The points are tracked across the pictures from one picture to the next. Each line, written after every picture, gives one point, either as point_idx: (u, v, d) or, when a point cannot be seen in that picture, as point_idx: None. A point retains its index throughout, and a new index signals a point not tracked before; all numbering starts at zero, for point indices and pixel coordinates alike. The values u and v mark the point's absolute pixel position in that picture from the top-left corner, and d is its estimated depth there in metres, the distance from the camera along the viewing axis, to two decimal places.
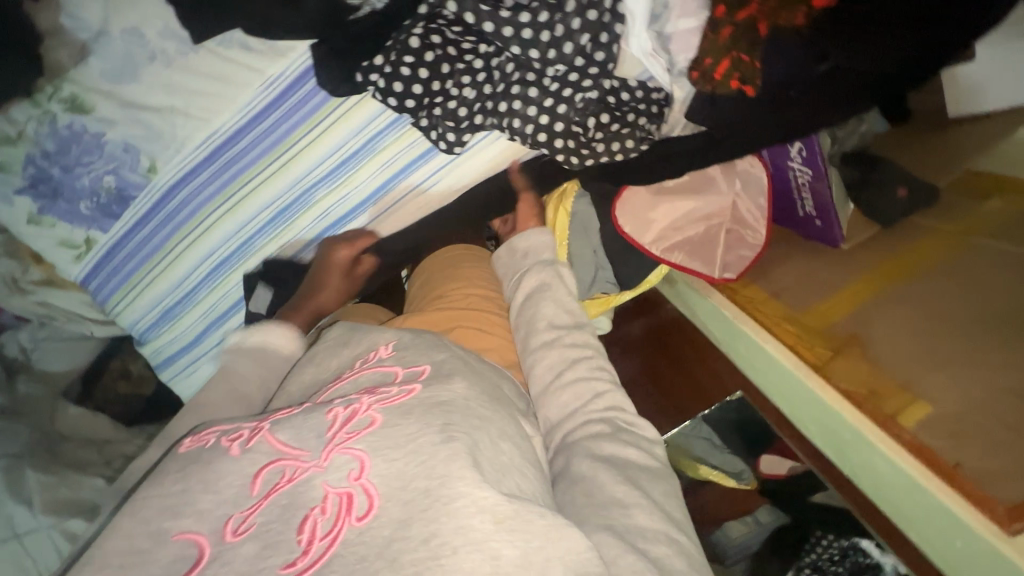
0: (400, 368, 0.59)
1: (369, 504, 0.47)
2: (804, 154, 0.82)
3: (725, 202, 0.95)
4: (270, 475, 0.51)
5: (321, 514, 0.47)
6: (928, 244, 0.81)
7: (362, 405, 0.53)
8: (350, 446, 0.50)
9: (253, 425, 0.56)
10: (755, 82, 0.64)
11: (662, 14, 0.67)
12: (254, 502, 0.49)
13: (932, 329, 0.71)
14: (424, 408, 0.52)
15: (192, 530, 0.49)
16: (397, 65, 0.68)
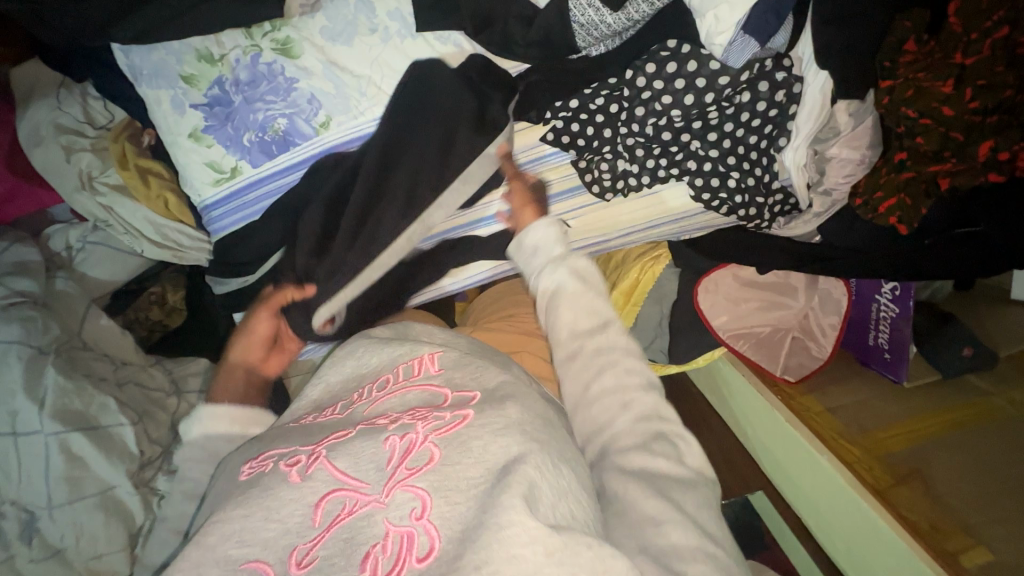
0: (450, 392, 0.56)
1: (429, 545, 0.43)
2: (896, 292, 0.90)
3: (797, 312, 1.02)
4: (332, 505, 0.47)
5: (381, 553, 0.43)
6: (981, 402, 0.89)
7: (419, 438, 0.50)
8: (412, 483, 0.47)
9: (310, 450, 0.52)
10: (912, 224, 0.70)
11: (828, 139, 0.74)
12: (316, 534, 0.45)
13: (987, 480, 0.77)
14: (482, 440, 0.49)
15: (258, 560, 0.45)
16: (579, 112, 0.76)
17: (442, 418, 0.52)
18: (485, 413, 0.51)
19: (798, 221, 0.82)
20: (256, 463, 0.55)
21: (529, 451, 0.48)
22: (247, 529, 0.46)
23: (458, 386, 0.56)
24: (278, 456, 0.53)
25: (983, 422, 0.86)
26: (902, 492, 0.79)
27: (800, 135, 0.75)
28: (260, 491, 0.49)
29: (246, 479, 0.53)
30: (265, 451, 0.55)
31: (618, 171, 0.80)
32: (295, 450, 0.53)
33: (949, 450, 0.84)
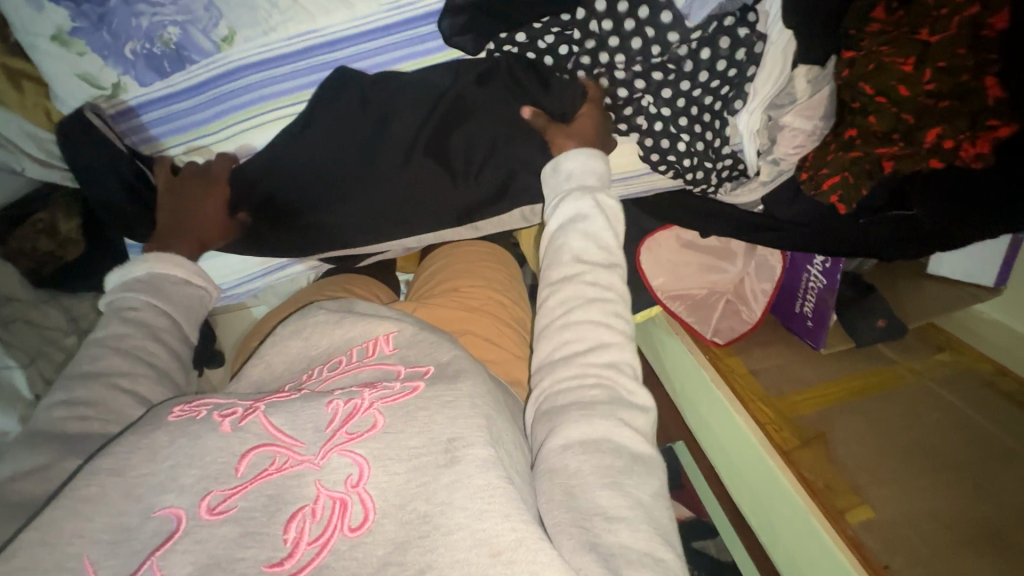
0: (404, 366, 0.53)
1: (363, 516, 0.43)
2: (826, 265, 0.92)
3: (731, 277, 1.05)
4: (258, 459, 0.46)
5: (309, 517, 0.43)
6: (880, 370, 0.96)
7: (364, 403, 0.48)
8: (351, 448, 0.46)
9: (248, 403, 0.50)
10: (852, 204, 0.71)
11: (785, 105, 0.71)
12: (236, 484, 0.44)
13: (878, 441, 0.84)
14: (432, 414, 0.48)
15: (174, 506, 0.43)
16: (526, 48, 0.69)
17: (389, 386, 0.51)
18: (441, 385, 0.51)
19: (744, 188, 0.80)
20: (186, 406, 0.51)
21: (461, 434, 0.46)
22: (172, 472, 0.45)
23: (410, 363, 0.54)
24: (212, 405, 0.50)
25: (878, 388, 0.93)
26: (808, 452, 0.84)
27: (756, 99, 0.71)
28: (187, 440, 0.46)
29: (173, 421, 0.49)
30: (196, 397, 0.53)
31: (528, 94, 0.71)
32: (230, 404, 0.50)
33: (855, 411, 0.90)
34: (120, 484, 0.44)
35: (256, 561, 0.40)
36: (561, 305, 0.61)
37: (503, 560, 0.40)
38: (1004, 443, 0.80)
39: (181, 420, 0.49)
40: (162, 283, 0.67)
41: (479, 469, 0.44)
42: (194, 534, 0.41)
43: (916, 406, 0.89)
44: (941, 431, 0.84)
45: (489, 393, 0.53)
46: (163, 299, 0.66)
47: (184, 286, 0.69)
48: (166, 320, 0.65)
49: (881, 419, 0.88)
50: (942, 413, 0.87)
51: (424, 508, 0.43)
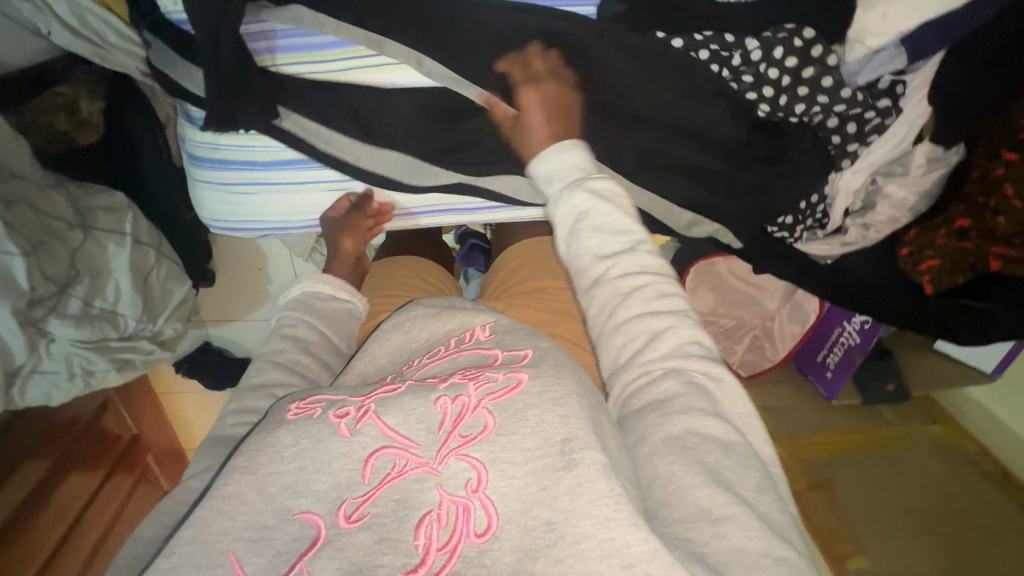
0: (501, 352, 0.52)
1: (486, 522, 0.40)
2: (863, 326, 0.97)
3: (764, 314, 1.07)
4: (381, 464, 0.44)
5: (436, 522, 0.40)
6: (880, 429, 1.02)
7: (471, 403, 0.45)
8: (467, 453, 0.43)
9: (359, 402, 0.48)
10: (941, 287, 0.72)
11: (892, 174, 0.73)
12: (366, 491, 0.43)
13: (873, 496, 0.91)
14: (543, 415, 0.44)
15: (309, 512, 0.43)
16: (686, 53, 0.64)
17: (493, 380, 0.47)
18: (545, 379, 0.47)
19: (825, 242, 0.80)
20: (301, 405, 0.50)
21: (575, 434, 0.42)
22: (303, 476, 0.44)
23: (508, 347, 0.53)
24: (327, 404, 0.49)
25: (877, 446, 1.00)
26: (813, 496, 0.90)
27: (865, 162, 0.72)
28: (313, 442, 0.45)
29: (293, 418, 0.49)
30: (313, 393, 0.51)
31: (660, 104, 0.68)
32: (344, 401, 0.49)
33: (857, 463, 0.97)
34: (251, 483, 0.44)
35: (393, 566, 0.38)
36: (622, 279, 0.53)
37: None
38: (982, 517, 0.89)
39: (300, 418, 0.48)
40: (313, 300, 0.72)
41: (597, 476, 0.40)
42: (336, 542, 0.40)
43: (908, 469, 0.96)
44: (928, 497, 0.92)
45: (574, 375, 0.49)
46: (314, 316, 0.70)
47: (331, 301, 0.73)
48: (315, 333, 0.68)
49: (880, 475, 0.95)
50: (933, 479, 0.95)
51: (548, 515, 0.39)
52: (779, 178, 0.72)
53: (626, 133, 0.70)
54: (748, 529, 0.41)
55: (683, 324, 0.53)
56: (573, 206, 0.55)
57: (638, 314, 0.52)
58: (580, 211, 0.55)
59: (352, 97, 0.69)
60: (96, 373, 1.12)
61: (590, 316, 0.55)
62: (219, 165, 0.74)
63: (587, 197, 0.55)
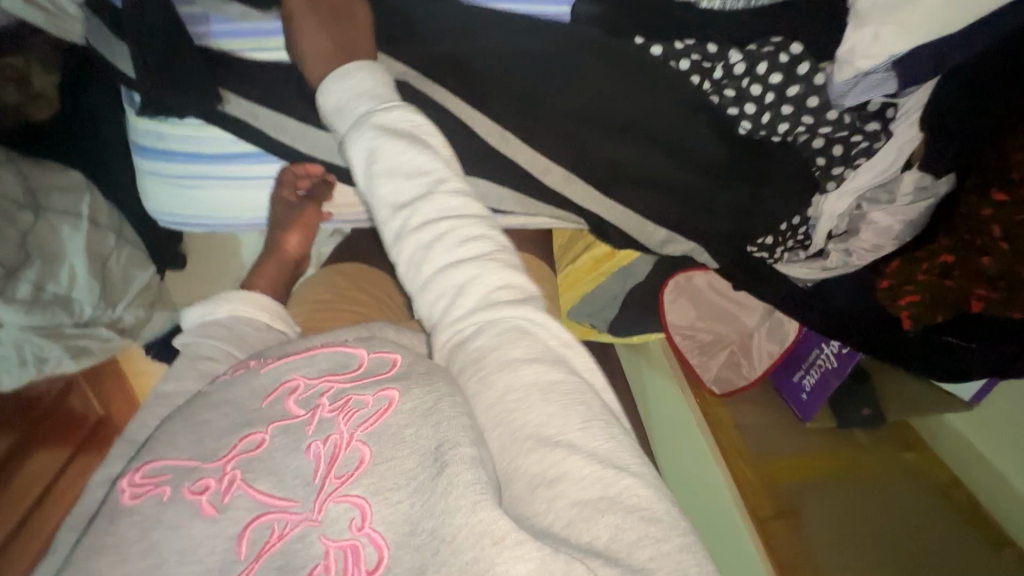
0: (367, 353, 0.51)
1: (378, 557, 0.39)
2: (841, 350, 0.94)
3: (744, 330, 1.04)
4: (258, 533, 0.43)
5: (324, 574, 0.39)
6: (852, 456, 1.00)
7: (345, 441, 0.45)
8: (349, 492, 0.42)
9: (219, 470, 0.46)
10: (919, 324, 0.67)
11: (877, 199, 0.69)
12: (243, 568, 0.41)
13: (840, 527, 0.89)
14: (415, 430, 0.43)
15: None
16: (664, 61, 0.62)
17: (364, 406, 0.46)
18: (417, 392, 0.46)
19: (805, 266, 0.76)
20: (138, 483, 0.47)
21: (448, 437, 0.42)
22: (177, 542, 0.43)
23: (376, 349, 0.51)
24: (176, 479, 0.46)
25: (848, 473, 0.98)
26: (778, 523, 0.87)
27: (851, 185, 0.68)
28: (167, 531, 0.44)
29: (134, 504, 0.46)
30: (147, 463, 0.48)
31: (640, 113, 0.64)
32: (199, 471, 0.46)
33: (824, 492, 0.94)
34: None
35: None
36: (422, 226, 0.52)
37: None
38: (948, 557, 0.87)
39: (148, 504, 0.46)
40: (245, 330, 0.64)
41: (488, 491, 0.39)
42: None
43: (878, 500, 0.94)
44: (895, 530, 0.90)
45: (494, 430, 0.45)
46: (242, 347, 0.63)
47: (263, 331, 0.66)
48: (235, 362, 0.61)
49: (847, 507, 0.93)
50: (902, 514, 0.93)
51: (431, 544, 0.38)
52: (764, 197, 0.69)
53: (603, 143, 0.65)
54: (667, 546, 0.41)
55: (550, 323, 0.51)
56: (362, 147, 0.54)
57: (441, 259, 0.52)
58: (424, 221, 0.52)
59: (304, 93, 0.63)
60: (49, 362, 1.07)
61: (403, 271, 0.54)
62: (170, 152, 0.70)
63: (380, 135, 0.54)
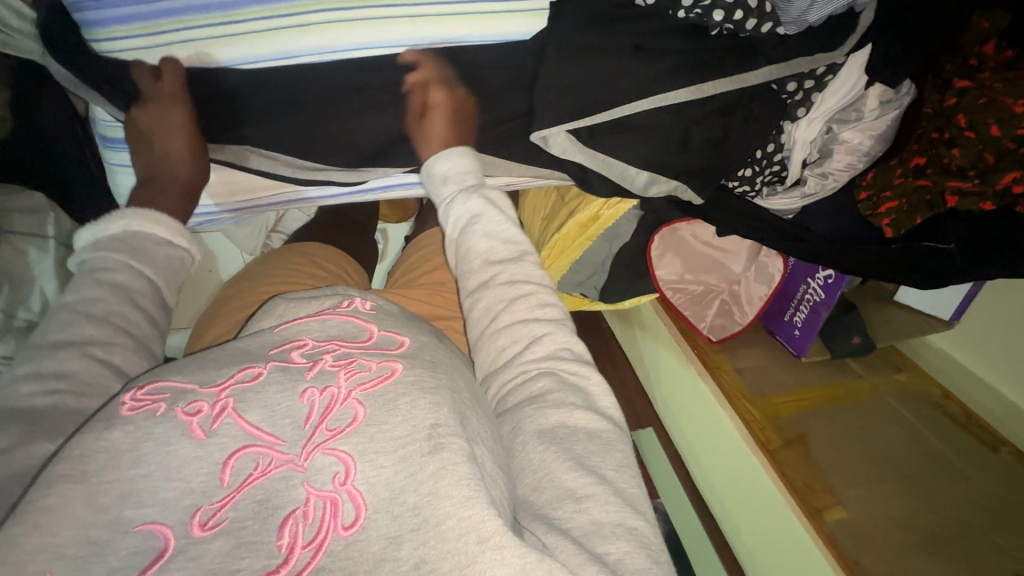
0: (377, 330, 0.54)
1: (354, 514, 0.43)
2: (827, 282, 0.97)
3: (731, 277, 1.07)
4: (243, 464, 0.44)
5: (301, 519, 0.42)
6: (848, 382, 1.03)
7: (341, 395, 0.48)
8: (334, 447, 0.45)
9: (213, 395, 0.47)
10: (899, 230, 0.71)
11: (848, 119, 0.71)
12: (225, 495, 0.43)
13: (848, 448, 0.92)
14: (412, 401, 0.48)
15: (156, 522, 0.42)
16: None
17: (366, 370, 0.49)
18: (417, 370, 0.51)
19: (783, 196, 0.78)
20: (138, 398, 0.47)
21: (443, 421, 0.47)
22: (149, 484, 0.43)
23: (386, 327, 0.55)
24: (172, 398, 0.47)
25: (847, 399, 1.01)
26: (790, 452, 0.90)
27: (820, 109, 0.71)
28: (157, 445, 0.44)
29: (132, 416, 0.46)
30: (150, 382, 0.48)
31: (609, 52, 0.65)
32: (194, 394, 0.47)
33: (825, 417, 0.97)
34: (82, 492, 0.42)
35: (252, 569, 0.39)
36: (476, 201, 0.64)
37: (489, 547, 0.41)
38: (948, 461, 0.91)
39: (140, 417, 0.46)
40: (144, 244, 0.60)
41: (462, 459, 0.45)
42: (187, 552, 0.40)
43: (879, 419, 0.97)
44: (898, 444, 0.93)
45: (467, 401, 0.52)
46: (143, 262, 0.59)
47: (165, 248, 0.62)
48: (143, 282, 0.58)
49: (847, 428, 0.96)
50: (900, 428, 0.96)
51: (414, 500, 0.43)
52: (736, 129, 0.71)
53: (575, 90, 0.66)
54: (608, 505, 0.48)
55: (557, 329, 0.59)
56: (467, 208, 0.64)
57: (495, 263, 0.61)
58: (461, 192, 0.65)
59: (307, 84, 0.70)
60: None
61: (472, 317, 0.61)
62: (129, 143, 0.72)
63: (483, 202, 0.64)
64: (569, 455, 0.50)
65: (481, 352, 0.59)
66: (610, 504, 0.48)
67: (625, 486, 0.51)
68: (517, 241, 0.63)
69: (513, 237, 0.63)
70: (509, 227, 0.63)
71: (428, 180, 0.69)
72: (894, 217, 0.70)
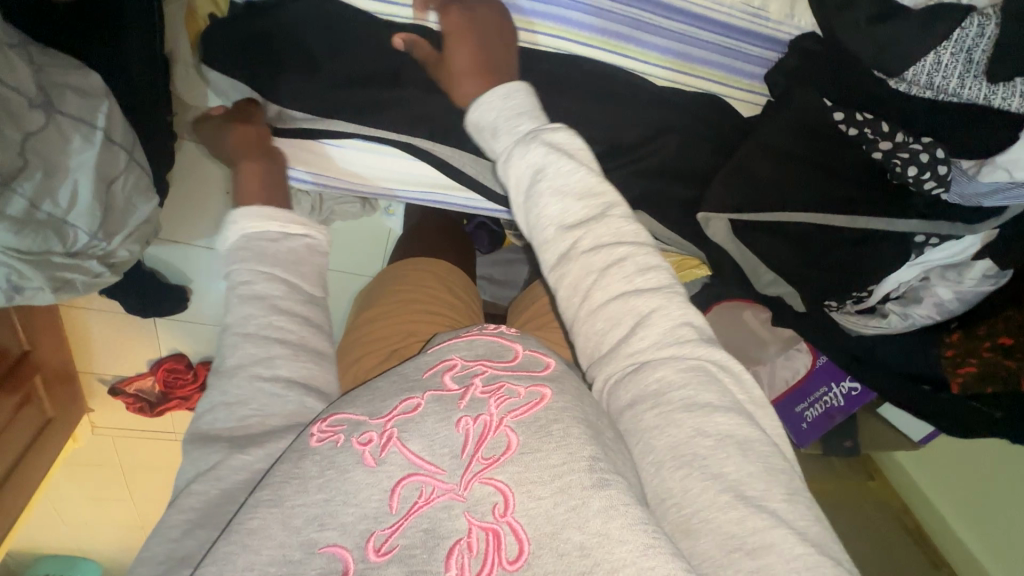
0: (522, 349, 0.51)
1: (518, 549, 0.38)
2: (852, 392, 1.07)
3: (763, 360, 1.14)
4: (408, 492, 0.41)
5: (466, 551, 0.38)
6: (837, 484, 1.18)
7: (494, 420, 0.44)
8: (491, 476, 0.41)
9: (381, 423, 0.45)
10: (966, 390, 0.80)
11: (946, 279, 0.79)
12: (395, 521, 0.40)
13: (840, 546, 1.05)
14: (567, 427, 0.43)
15: (336, 544, 0.39)
16: (852, 123, 0.66)
17: (516, 396, 0.45)
18: (568, 399, 0.46)
19: (867, 321, 0.83)
20: (324, 428, 0.45)
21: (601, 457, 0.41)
22: (330, 508, 0.41)
23: (531, 346, 0.51)
24: (350, 428, 0.45)
25: (837, 501, 1.15)
26: None
27: (925, 260, 0.78)
28: (338, 473, 0.42)
29: (318, 447, 0.44)
30: (331, 413, 0.47)
31: (800, 161, 0.67)
32: (364, 424, 0.45)
33: (821, 513, 1.09)
34: (279, 515, 0.40)
35: None
36: (536, 153, 0.51)
37: None
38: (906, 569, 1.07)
39: (325, 448, 0.44)
40: (263, 244, 0.56)
41: (631, 500, 0.39)
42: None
43: (857, 524, 1.12)
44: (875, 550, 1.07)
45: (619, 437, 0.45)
46: (272, 263, 0.55)
47: (284, 242, 0.57)
48: (282, 285, 0.54)
49: (838, 525, 1.09)
50: (870, 533, 1.12)
51: (580, 539, 0.37)
52: (863, 259, 0.73)
53: (753, 185, 0.67)
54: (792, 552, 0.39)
55: (667, 302, 0.49)
56: (529, 160, 0.52)
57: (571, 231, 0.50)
58: (519, 163, 0.52)
59: None
60: None
61: (559, 296, 0.51)
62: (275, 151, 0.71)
63: (548, 150, 0.51)
64: (727, 485, 0.41)
65: (581, 330, 0.50)
66: (804, 558, 0.39)
67: (806, 523, 0.42)
68: (596, 187, 0.51)
69: (601, 203, 0.51)
70: (583, 178, 0.51)
71: (477, 132, 0.57)
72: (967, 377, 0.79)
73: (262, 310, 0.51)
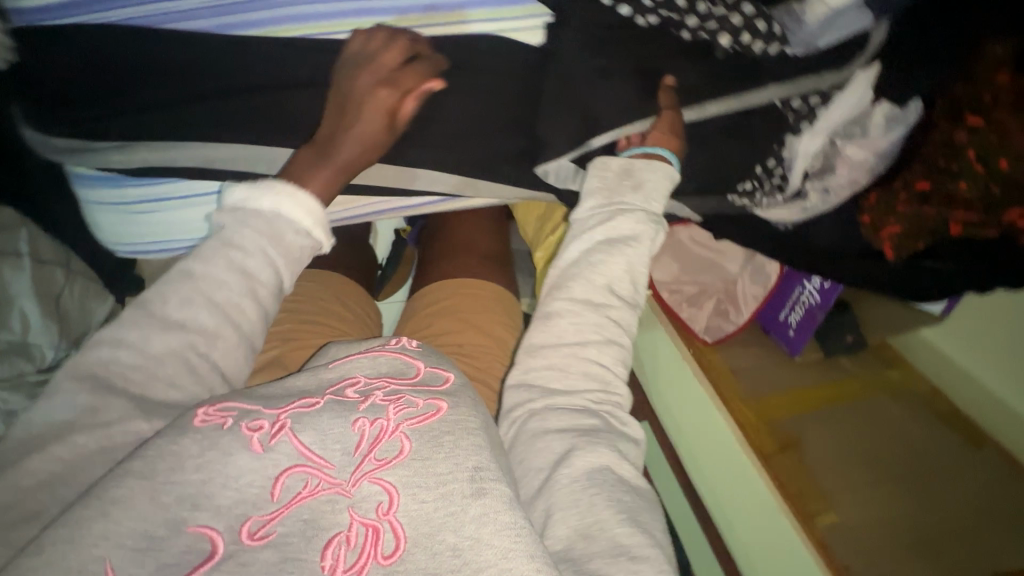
0: (424, 367, 0.54)
1: (394, 545, 0.42)
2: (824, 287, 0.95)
3: (726, 278, 1.06)
4: (292, 482, 0.44)
5: (344, 543, 0.42)
6: (846, 382, 1.05)
7: (390, 427, 0.47)
8: (380, 476, 0.45)
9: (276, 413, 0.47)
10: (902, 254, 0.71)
11: (853, 134, 0.68)
12: (275, 509, 0.43)
13: (842, 453, 0.95)
14: (459, 443, 0.47)
15: (206, 525, 0.41)
16: (645, 10, 0.61)
17: (413, 406, 0.49)
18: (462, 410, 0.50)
19: (783, 208, 0.74)
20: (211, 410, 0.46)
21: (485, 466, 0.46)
22: (204, 488, 0.42)
23: (434, 362, 0.55)
24: (240, 414, 0.46)
25: (846, 402, 1.03)
26: (782, 455, 0.93)
27: (824, 123, 0.67)
28: (219, 455, 0.43)
29: (201, 426, 0.45)
30: (222, 398, 0.48)
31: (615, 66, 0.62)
32: (256, 411, 0.47)
33: (820, 420, 0.99)
34: (148, 489, 0.41)
35: None
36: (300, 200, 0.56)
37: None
38: (935, 459, 0.94)
39: (205, 431, 0.45)
40: (279, 234, 0.55)
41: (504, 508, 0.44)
42: (236, 557, 0.40)
43: (871, 420, 1.00)
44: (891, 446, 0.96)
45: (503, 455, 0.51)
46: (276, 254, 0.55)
47: (297, 244, 0.56)
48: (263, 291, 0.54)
49: (841, 429, 0.99)
50: (890, 427, 0.99)
51: (454, 540, 0.42)
52: (739, 144, 0.68)
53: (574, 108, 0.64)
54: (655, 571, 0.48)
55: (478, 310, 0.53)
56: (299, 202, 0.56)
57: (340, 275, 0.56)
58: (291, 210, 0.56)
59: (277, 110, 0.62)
60: None
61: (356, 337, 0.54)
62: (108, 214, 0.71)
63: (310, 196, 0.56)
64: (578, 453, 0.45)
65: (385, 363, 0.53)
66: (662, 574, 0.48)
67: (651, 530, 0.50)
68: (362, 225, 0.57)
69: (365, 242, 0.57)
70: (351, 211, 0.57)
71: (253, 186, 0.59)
72: (897, 238, 0.69)
73: (225, 311, 0.52)
